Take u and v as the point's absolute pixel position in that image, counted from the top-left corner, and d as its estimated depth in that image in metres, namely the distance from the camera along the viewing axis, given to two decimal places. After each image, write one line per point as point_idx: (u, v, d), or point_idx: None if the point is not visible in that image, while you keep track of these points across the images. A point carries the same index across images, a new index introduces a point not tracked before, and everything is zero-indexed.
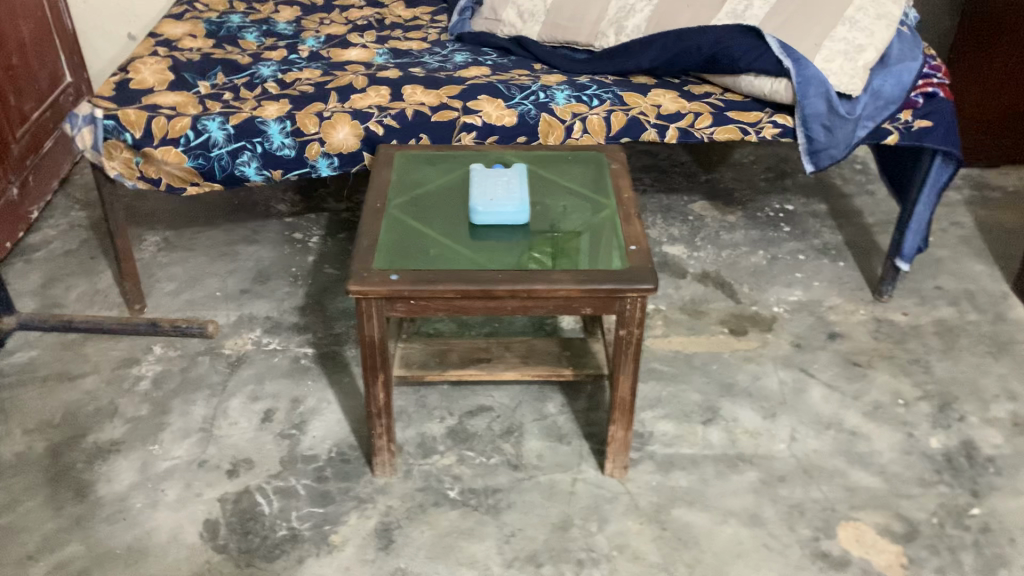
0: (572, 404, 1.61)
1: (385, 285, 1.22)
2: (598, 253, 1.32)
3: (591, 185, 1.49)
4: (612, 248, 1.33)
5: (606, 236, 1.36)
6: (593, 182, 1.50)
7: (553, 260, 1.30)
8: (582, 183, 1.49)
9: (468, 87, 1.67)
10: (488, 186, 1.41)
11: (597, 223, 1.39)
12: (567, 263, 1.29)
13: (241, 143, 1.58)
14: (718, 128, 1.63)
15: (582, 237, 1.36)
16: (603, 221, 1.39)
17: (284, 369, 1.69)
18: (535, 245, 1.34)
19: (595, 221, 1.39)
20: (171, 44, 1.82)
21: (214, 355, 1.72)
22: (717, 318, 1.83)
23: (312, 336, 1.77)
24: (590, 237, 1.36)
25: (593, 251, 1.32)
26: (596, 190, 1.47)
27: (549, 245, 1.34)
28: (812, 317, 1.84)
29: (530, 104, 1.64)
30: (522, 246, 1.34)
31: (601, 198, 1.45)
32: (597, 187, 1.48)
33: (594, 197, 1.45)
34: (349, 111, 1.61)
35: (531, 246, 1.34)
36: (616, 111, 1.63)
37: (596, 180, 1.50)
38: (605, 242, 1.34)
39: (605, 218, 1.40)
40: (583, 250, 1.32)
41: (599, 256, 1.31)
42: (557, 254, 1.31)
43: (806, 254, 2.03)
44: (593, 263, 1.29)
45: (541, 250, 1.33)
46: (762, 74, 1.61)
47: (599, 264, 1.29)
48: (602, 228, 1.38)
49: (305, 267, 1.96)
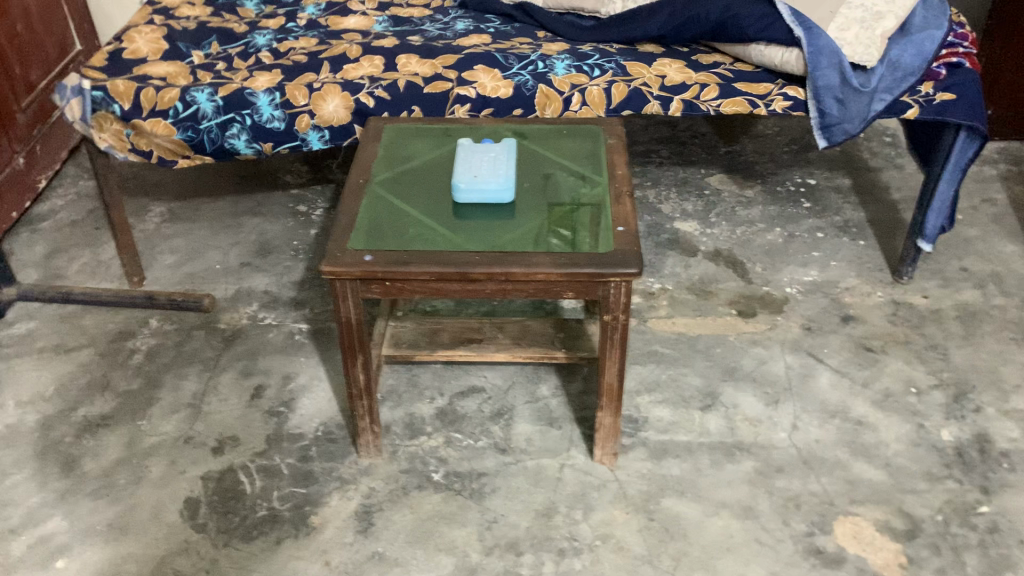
0: (567, 387, 1.56)
1: (358, 266, 1.19)
2: (584, 233, 1.26)
3: (586, 159, 1.42)
4: (599, 228, 1.27)
5: (595, 215, 1.30)
6: (587, 156, 1.43)
7: (537, 241, 1.25)
8: (575, 156, 1.43)
9: (464, 56, 1.61)
10: (474, 162, 1.36)
11: (587, 201, 1.33)
12: (550, 244, 1.24)
13: (231, 115, 1.55)
14: (726, 100, 1.54)
15: (570, 215, 1.30)
16: (592, 199, 1.34)
17: (278, 345, 1.67)
18: (519, 225, 1.29)
19: (584, 199, 1.33)
20: (169, 12, 1.78)
21: (209, 329, 1.70)
22: (726, 299, 1.76)
23: (308, 311, 1.74)
24: (578, 216, 1.30)
25: (580, 232, 1.27)
26: (590, 164, 1.41)
27: (533, 225, 1.29)
28: (826, 299, 1.75)
29: (527, 75, 1.57)
30: (505, 227, 1.29)
31: (593, 173, 1.39)
32: (591, 161, 1.42)
33: (586, 172, 1.39)
34: (339, 83, 1.57)
35: (515, 227, 1.29)
36: (618, 83, 1.56)
37: (592, 153, 1.44)
38: (593, 223, 1.28)
39: (595, 196, 1.34)
40: (569, 231, 1.27)
41: (584, 237, 1.25)
42: (543, 236, 1.26)
43: (825, 231, 1.94)
44: (577, 245, 1.24)
45: (525, 232, 1.27)
46: (773, 42, 1.52)
47: (582, 246, 1.24)
48: (591, 208, 1.32)
49: (307, 241, 1.93)
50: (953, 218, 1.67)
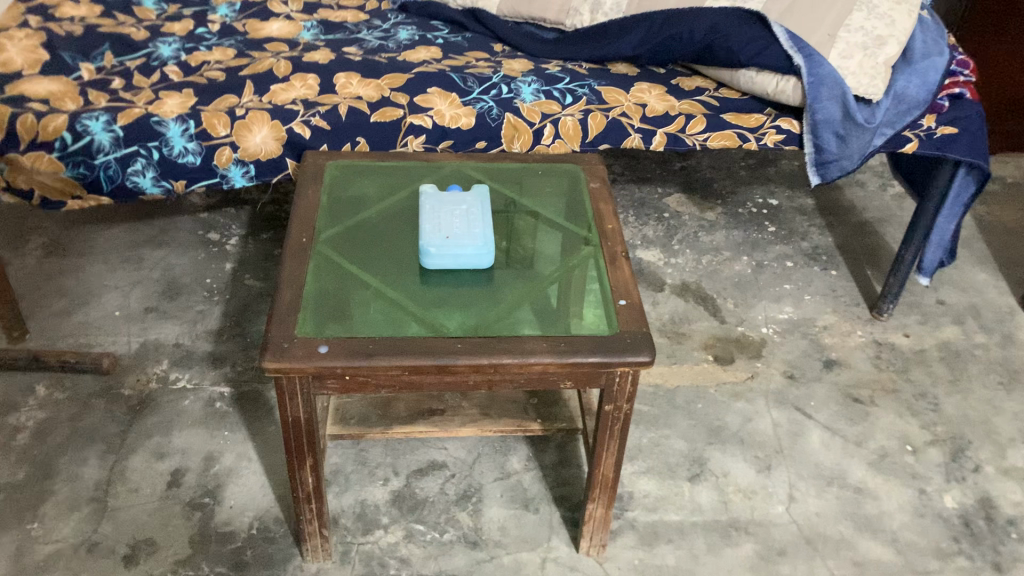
0: (540, 458, 1.38)
1: (312, 362, 0.96)
2: (577, 308, 1.07)
3: (563, 215, 1.24)
4: (594, 303, 1.08)
5: (586, 284, 1.11)
6: (565, 210, 1.25)
7: (525, 319, 1.05)
8: (550, 211, 1.24)
9: (415, 77, 1.37)
10: (441, 217, 1.14)
11: (574, 267, 1.14)
12: (543, 324, 1.04)
13: (133, 148, 1.28)
14: (713, 133, 1.38)
15: (559, 285, 1.11)
16: (579, 264, 1.15)
17: (196, 416, 1.42)
18: (500, 299, 1.09)
19: (571, 266, 1.15)
20: (47, 12, 1.48)
21: (111, 398, 1.43)
22: (700, 342, 1.60)
23: (230, 370, 1.50)
24: (567, 287, 1.11)
25: (570, 307, 1.08)
26: (570, 219, 1.23)
27: (518, 299, 1.09)
28: (806, 340, 1.62)
29: (491, 101, 1.36)
30: (484, 301, 1.09)
31: (574, 232, 1.20)
32: (570, 217, 1.23)
33: (566, 230, 1.21)
34: (267, 108, 1.32)
35: (496, 301, 1.09)
36: (594, 111, 1.37)
37: (569, 206, 1.25)
38: (587, 294, 1.10)
39: (583, 260, 1.15)
40: (559, 304, 1.08)
41: (579, 314, 1.06)
42: (532, 312, 1.06)
43: (794, 259, 1.80)
44: (573, 324, 1.05)
45: (508, 307, 1.07)
46: (766, 69, 1.36)
47: (581, 325, 1.04)
48: (581, 274, 1.13)
49: (222, 278, 1.67)
50: (952, 249, 1.57)
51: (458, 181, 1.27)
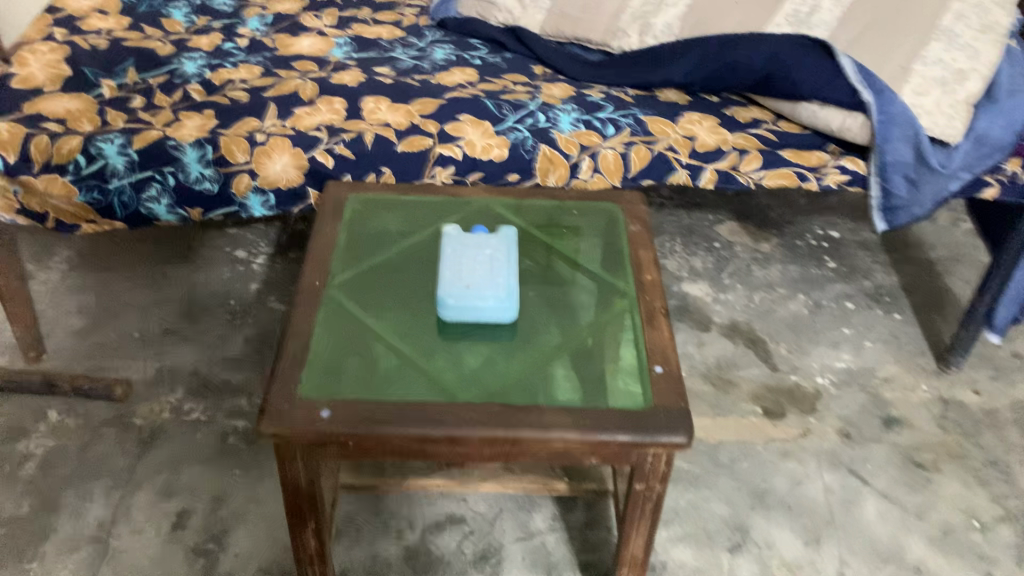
0: (566, 518, 1.28)
1: (312, 428, 0.88)
2: (608, 375, 0.97)
3: (599, 263, 1.14)
4: (627, 369, 0.98)
5: (620, 347, 1.01)
6: (602, 257, 1.15)
7: (550, 386, 0.95)
8: (586, 258, 1.15)
9: (447, 102, 1.29)
10: (463, 263, 1.04)
11: (609, 326, 1.04)
12: (568, 393, 0.95)
13: (148, 173, 1.22)
14: (769, 172, 1.26)
15: (590, 348, 1.01)
16: (613, 321, 1.05)
17: (207, 451, 1.35)
18: (525, 360, 1.00)
19: (605, 324, 1.05)
20: (72, 24, 1.43)
21: (122, 427, 1.38)
22: (748, 392, 1.49)
23: (246, 401, 1.43)
24: (599, 348, 1.01)
25: (600, 372, 0.98)
26: (607, 268, 1.13)
27: (543, 361, 0.99)
28: (863, 395, 1.49)
29: (526, 130, 1.26)
30: (506, 362, 0.99)
31: (610, 283, 1.10)
32: (607, 265, 1.13)
33: (601, 281, 1.11)
34: (290, 134, 1.24)
35: (521, 362, 0.99)
36: (638, 144, 1.26)
37: (607, 252, 1.15)
38: (620, 359, 1.00)
39: (618, 317, 1.05)
40: (588, 369, 0.98)
41: (610, 382, 0.96)
42: (557, 378, 0.97)
43: (856, 300, 1.67)
44: (603, 395, 0.94)
45: (532, 370, 0.98)
46: (831, 103, 1.23)
47: (611, 397, 0.94)
48: (615, 335, 1.03)
49: (245, 300, 1.60)
50: None
51: (487, 222, 1.17)
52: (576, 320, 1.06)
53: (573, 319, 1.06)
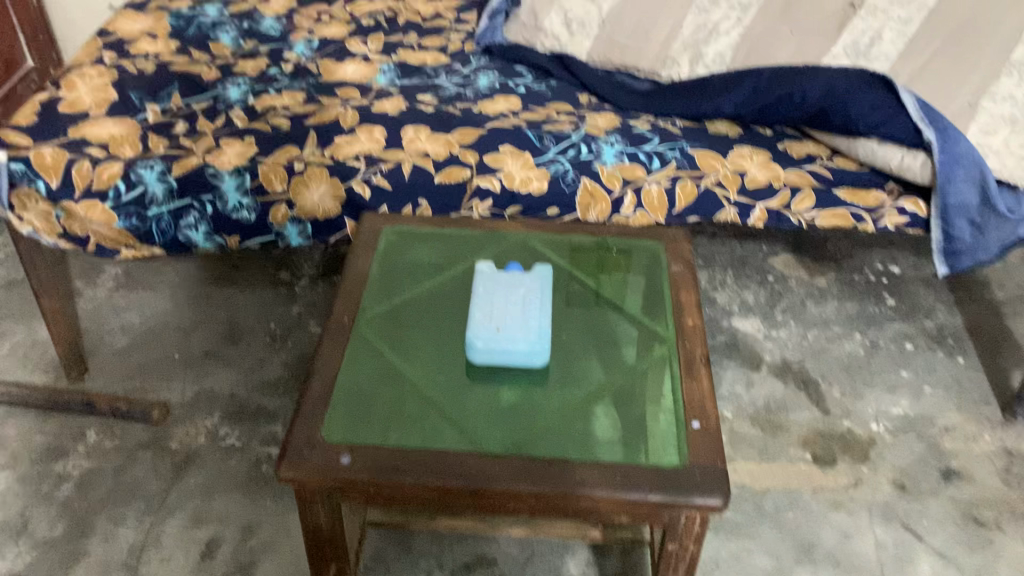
0: (601, 565, 1.24)
1: (333, 475, 0.85)
2: (642, 429, 0.93)
3: (639, 306, 1.10)
4: (662, 422, 0.94)
5: (656, 398, 0.97)
6: (642, 301, 1.10)
7: (581, 437, 0.91)
8: (624, 302, 1.10)
9: (487, 132, 1.26)
10: (495, 303, 1.01)
11: (645, 375, 1.00)
12: (600, 447, 0.90)
13: (187, 201, 1.21)
14: (824, 212, 1.20)
15: (625, 398, 0.97)
16: (650, 370, 1.00)
17: (240, 478, 1.34)
18: (555, 408, 0.96)
19: (641, 373, 1.00)
20: (122, 48, 1.44)
21: (158, 451, 1.38)
22: (798, 437, 1.42)
23: (282, 428, 1.42)
24: (633, 398, 0.97)
25: (634, 425, 0.93)
26: (646, 313, 1.08)
27: (574, 411, 0.95)
28: (921, 443, 1.42)
29: (567, 163, 1.22)
30: (535, 410, 0.95)
31: (649, 328, 1.06)
32: (647, 309, 1.09)
33: (639, 327, 1.07)
34: (328, 164, 1.23)
35: (550, 411, 0.95)
36: (683, 179, 1.21)
37: (647, 295, 1.11)
38: (656, 410, 0.95)
39: (655, 366, 1.01)
40: (622, 421, 0.94)
41: (644, 437, 0.92)
42: (590, 429, 0.93)
43: (915, 341, 1.59)
44: (635, 450, 0.90)
45: (562, 420, 0.94)
46: (888, 141, 1.18)
47: (645, 452, 0.90)
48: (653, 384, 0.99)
49: (285, 323, 1.59)
50: None
51: (524, 259, 1.14)
52: (611, 367, 1.02)
53: (609, 366, 1.02)
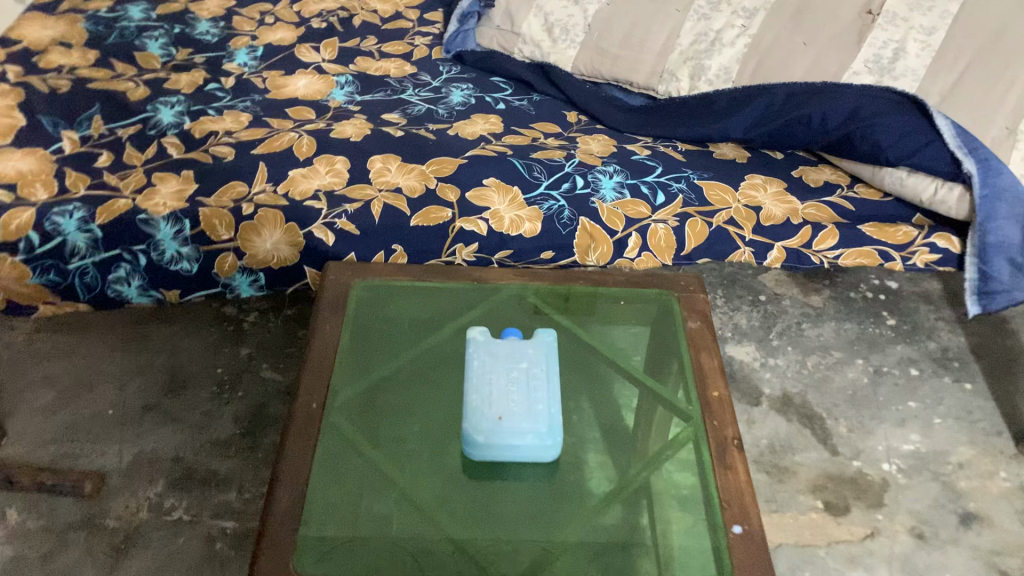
0: None
1: None
2: (666, 540, 0.82)
3: (644, 371, 0.99)
4: (689, 529, 0.82)
5: (676, 492, 0.86)
6: (646, 365, 0.99)
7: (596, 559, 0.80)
8: (628, 365, 0.99)
9: (469, 162, 1.11)
10: (493, 385, 0.86)
11: (661, 461, 0.89)
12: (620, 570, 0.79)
13: (116, 252, 1.04)
14: (846, 250, 1.17)
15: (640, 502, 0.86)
16: (666, 454, 0.89)
17: (190, 560, 1.18)
18: (562, 515, 0.85)
19: (655, 459, 0.89)
20: (30, 61, 1.23)
21: (93, 530, 1.20)
22: (806, 482, 1.31)
23: (235, 496, 1.25)
24: (650, 496, 0.87)
25: (655, 538, 0.83)
26: (655, 380, 0.97)
27: (584, 519, 0.85)
28: (937, 484, 1.32)
29: (561, 199, 1.10)
30: (540, 518, 0.85)
31: (659, 399, 0.95)
32: (654, 375, 0.98)
33: (647, 399, 0.96)
34: (282, 204, 1.05)
35: (557, 519, 0.85)
36: (694, 216, 1.13)
37: (652, 358, 0.99)
38: (680, 512, 0.84)
39: (672, 448, 0.89)
40: (639, 533, 0.84)
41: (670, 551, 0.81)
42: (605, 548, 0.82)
43: (920, 366, 1.49)
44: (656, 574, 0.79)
45: (571, 534, 0.84)
46: (920, 171, 1.18)
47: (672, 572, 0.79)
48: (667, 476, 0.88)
49: (235, 366, 1.41)
50: None
51: (516, 324, 1.00)
52: (619, 454, 0.91)
53: (618, 451, 0.92)
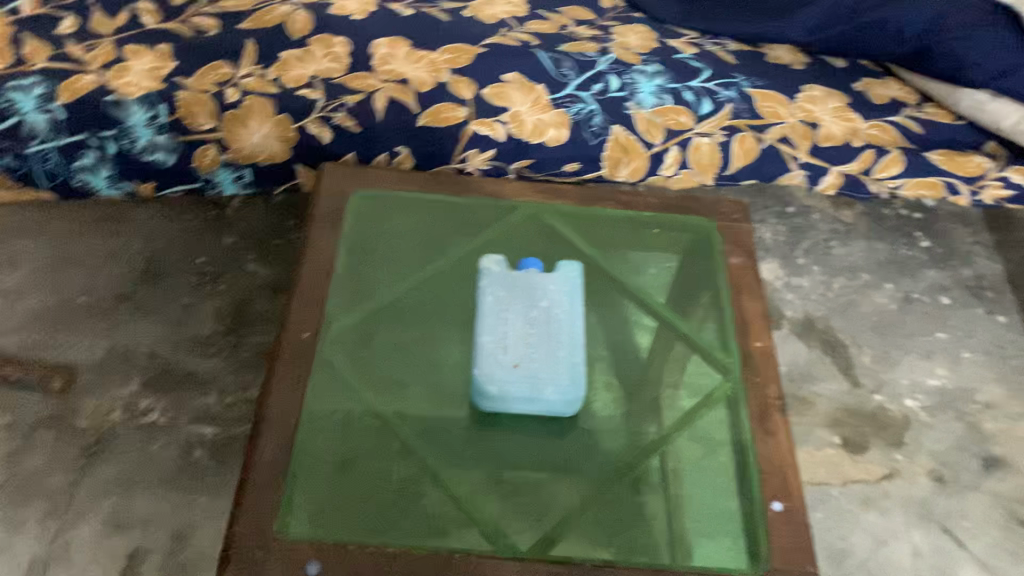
0: None
1: None
2: (688, 500, 0.73)
3: (668, 305, 0.87)
4: (713, 498, 0.74)
5: (702, 451, 0.77)
6: (674, 298, 0.88)
7: (608, 521, 0.72)
8: (652, 298, 0.87)
9: (489, 53, 1.06)
10: (509, 324, 0.75)
11: (690, 422, 0.79)
12: (632, 534, 0.71)
13: (81, 137, 0.99)
14: (910, 181, 1.18)
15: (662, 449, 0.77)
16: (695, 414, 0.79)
17: (166, 468, 1.10)
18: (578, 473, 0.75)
19: (683, 419, 0.79)
20: None
21: (62, 429, 1.11)
22: (824, 416, 1.24)
23: (215, 401, 1.16)
24: (670, 448, 0.77)
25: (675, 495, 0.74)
26: (682, 319, 0.86)
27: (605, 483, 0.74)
28: (961, 425, 1.25)
29: (592, 103, 1.08)
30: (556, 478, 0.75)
31: (688, 342, 0.84)
32: (682, 313, 0.87)
33: (667, 337, 0.85)
34: (272, 94, 1.00)
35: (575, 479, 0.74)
36: (742, 131, 1.13)
37: (682, 291, 0.88)
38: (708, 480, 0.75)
39: (702, 406, 0.79)
40: (663, 487, 0.74)
41: (691, 516, 0.72)
42: (619, 506, 0.73)
43: (952, 294, 1.39)
44: (675, 538, 0.70)
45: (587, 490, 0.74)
46: (1004, 96, 1.14)
47: (694, 538, 0.70)
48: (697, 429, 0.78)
49: (217, 256, 1.30)
50: None
51: (533, 253, 0.88)
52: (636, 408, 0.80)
53: (637, 391, 0.81)
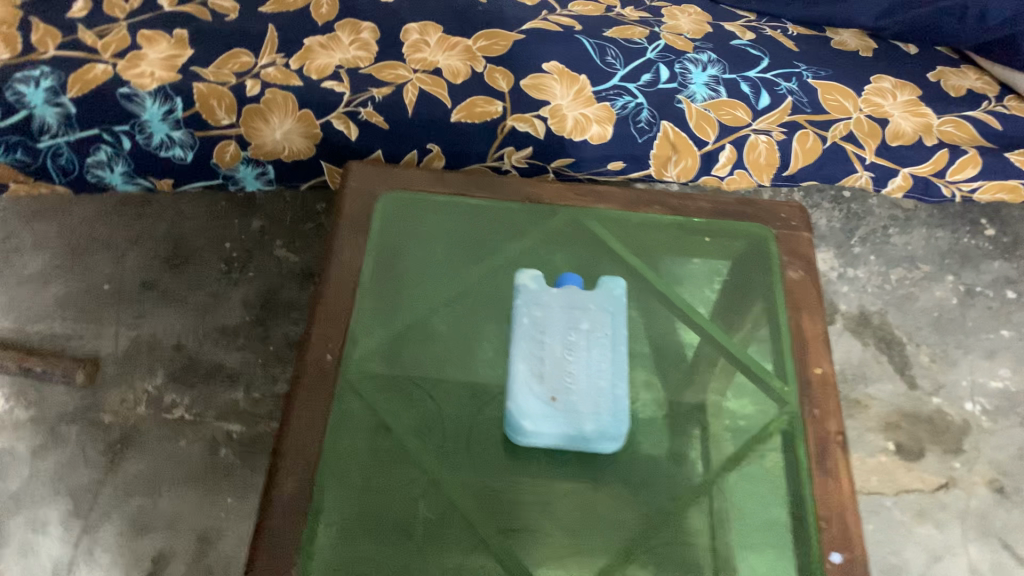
0: None
1: None
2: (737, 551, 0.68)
3: (714, 320, 0.81)
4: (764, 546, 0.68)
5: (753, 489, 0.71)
6: (726, 313, 0.82)
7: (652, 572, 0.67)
8: (696, 312, 0.81)
9: (528, 41, 1.00)
10: (543, 352, 0.69)
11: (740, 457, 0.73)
12: None
13: (94, 132, 0.94)
14: (988, 183, 1.06)
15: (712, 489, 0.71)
16: (748, 450, 0.73)
17: (192, 467, 1.07)
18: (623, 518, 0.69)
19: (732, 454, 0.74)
20: None
21: (87, 424, 1.09)
22: (878, 419, 1.17)
23: (243, 397, 1.12)
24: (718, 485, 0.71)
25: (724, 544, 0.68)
26: (732, 336, 0.79)
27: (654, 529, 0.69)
28: None
29: (638, 94, 1.00)
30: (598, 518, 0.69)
31: (739, 369, 0.78)
32: (734, 332, 0.80)
33: (715, 359, 0.79)
34: (295, 87, 0.94)
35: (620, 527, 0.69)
36: (805, 127, 1.02)
37: (734, 305, 0.82)
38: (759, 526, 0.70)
39: (754, 441, 0.73)
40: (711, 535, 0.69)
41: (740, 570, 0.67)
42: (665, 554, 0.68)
43: (1019, 287, 1.31)
44: None
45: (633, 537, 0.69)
46: None
47: None
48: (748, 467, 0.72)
49: (244, 241, 1.25)
50: None
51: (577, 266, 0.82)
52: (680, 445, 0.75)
53: (683, 419, 0.75)
